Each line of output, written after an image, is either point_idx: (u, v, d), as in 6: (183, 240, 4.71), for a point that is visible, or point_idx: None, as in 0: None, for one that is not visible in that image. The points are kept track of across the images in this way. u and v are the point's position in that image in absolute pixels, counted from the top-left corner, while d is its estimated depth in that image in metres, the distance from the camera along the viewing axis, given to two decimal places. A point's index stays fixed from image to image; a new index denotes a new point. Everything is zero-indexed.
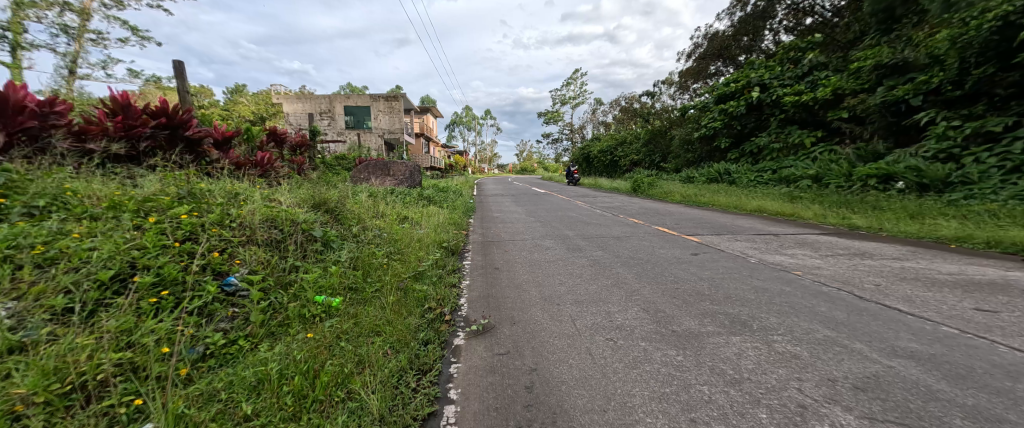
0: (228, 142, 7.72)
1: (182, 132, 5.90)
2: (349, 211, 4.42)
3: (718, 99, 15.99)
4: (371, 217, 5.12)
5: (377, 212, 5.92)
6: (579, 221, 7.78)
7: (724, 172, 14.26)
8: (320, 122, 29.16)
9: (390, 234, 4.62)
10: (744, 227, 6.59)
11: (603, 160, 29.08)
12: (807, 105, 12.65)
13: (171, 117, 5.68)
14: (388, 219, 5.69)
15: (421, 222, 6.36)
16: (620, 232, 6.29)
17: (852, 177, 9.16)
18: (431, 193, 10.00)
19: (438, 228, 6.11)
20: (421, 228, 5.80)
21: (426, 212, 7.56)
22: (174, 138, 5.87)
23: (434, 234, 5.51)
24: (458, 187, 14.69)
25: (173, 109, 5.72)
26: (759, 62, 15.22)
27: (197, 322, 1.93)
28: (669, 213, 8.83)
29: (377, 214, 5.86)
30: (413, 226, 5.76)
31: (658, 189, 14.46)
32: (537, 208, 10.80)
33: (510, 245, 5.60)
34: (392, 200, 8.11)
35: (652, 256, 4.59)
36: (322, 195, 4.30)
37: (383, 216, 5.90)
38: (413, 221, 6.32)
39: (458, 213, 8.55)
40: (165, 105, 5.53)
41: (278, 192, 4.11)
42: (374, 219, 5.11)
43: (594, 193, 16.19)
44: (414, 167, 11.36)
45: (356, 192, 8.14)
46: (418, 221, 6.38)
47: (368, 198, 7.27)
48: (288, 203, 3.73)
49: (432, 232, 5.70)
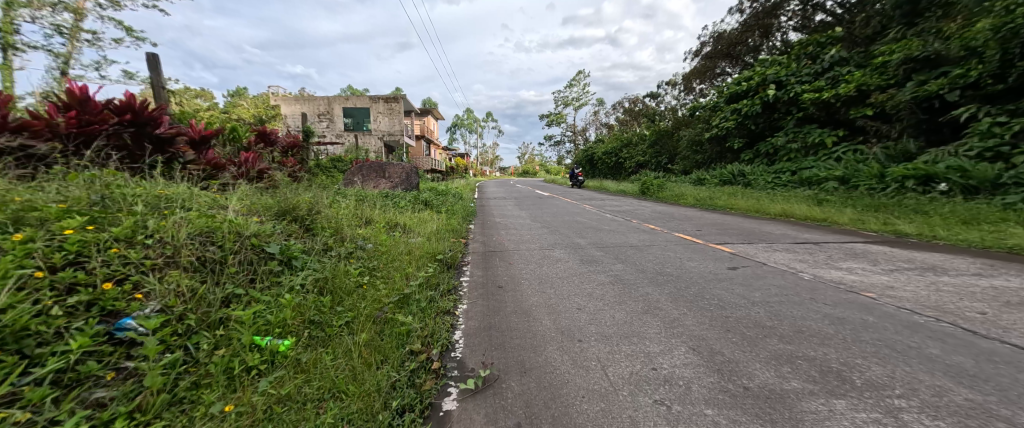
0: (207, 142, 7.18)
1: (150, 130, 5.31)
2: (327, 219, 3.79)
3: (729, 98, 15.31)
4: (354, 226, 4.47)
5: (363, 220, 5.26)
6: (589, 228, 7.08)
7: (738, 173, 13.58)
8: (320, 124, 28.72)
9: (375, 247, 3.93)
10: (776, 235, 5.87)
11: (607, 162, 28.46)
12: (828, 102, 11.92)
13: (137, 114, 5.09)
14: (376, 226, 5.06)
15: (417, 230, 5.72)
16: (637, 241, 5.60)
17: (885, 179, 8.43)
18: (428, 197, 9.37)
19: (433, 237, 5.44)
20: (414, 237, 5.16)
21: (422, 218, 6.90)
22: (142, 138, 5.28)
23: (428, 244, 4.84)
24: (459, 190, 14.09)
25: (140, 104, 5.11)
26: (772, 60, 14.52)
27: (43, 399, 1.27)
28: (687, 217, 8.12)
29: (364, 223, 5.21)
30: (405, 235, 5.11)
31: (669, 191, 13.80)
32: (542, 212, 10.14)
33: (515, 256, 4.91)
34: (384, 206, 7.45)
35: (683, 271, 3.89)
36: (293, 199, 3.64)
37: (372, 225, 5.26)
38: (408, 230, 5.66)
39: (458, 219, 7.90)
40: (130, 100, 4.93)
41: (239, 195, 3.47)
42: (356, 227, 4.47)
43: (600, 195, 15.52)
44: (412, 169, 10.72)
45: (344, 197, 7.48)
46: (411, 228, 5.74)
47: (359, 204, 6.63)
48: (245, 208, 3.05)
49: (428, 242, 5.05)
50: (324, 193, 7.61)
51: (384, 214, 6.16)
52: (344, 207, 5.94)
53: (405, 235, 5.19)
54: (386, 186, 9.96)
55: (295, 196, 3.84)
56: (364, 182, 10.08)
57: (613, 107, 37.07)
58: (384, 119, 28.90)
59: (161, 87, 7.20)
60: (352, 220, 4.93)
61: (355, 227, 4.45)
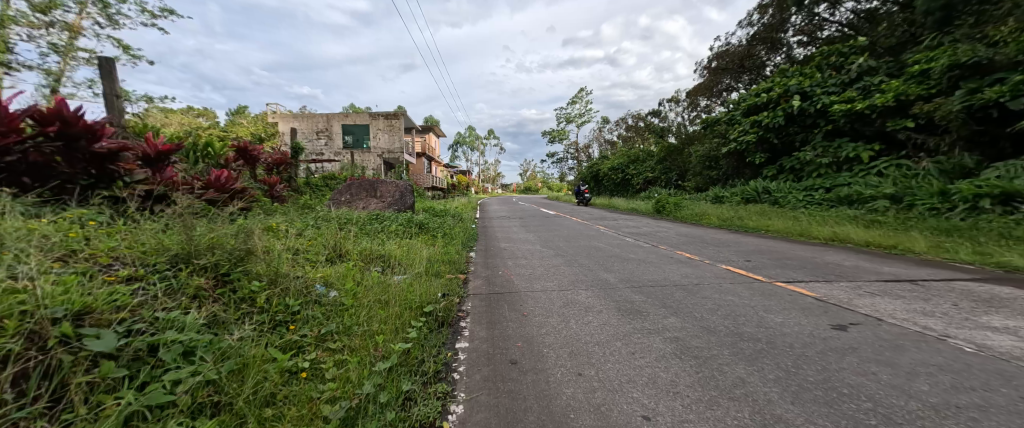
0: (163, 157, 6.17)
1: (84, 145, 4.24)
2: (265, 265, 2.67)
3: (747, 111, 14.32)
4: (310, 266, 3.34)
5: (330, 256, 4.11)
6: (613, 257, 5.92)
7: (763, 190, 12.42)
8: (318, 142, 27.95)
9: (336, 301, 2.82)
10: (850, 269, 4.73)
11: (613, 179, 27.43)
12: (862, 114, 10.76)
13: (67, 124, 4.04)
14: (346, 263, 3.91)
15: (403, 267, 4.54)
16: (681, 278, 4.46)
17: (949, 198, 7.31)
18: (423, 219, 8.30)
19: (422, 276, 4.26)
20: (396, 276, 3.98)
21: (412, 248, 5.75)
22: (74, 154, 4.22)
23: (414, 286, 3.70)
24: (459, 210, 12.98)
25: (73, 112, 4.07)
26: (793, 70, 13.50)
27: None
28: (723, 243, 6.99)
29: (334, 260, 4.07)
30: (384, 274, 3.95)
31: (688, 211, 12.64)
32: (552, 235, 9.01)
33: (529, 301, 3.76)
34: (366, 233, 6.30)
35: (772, 333, 2.73)
36: (212, 234, 2.53)
37: (344, 261, 4.12)
38: (390, 266, 4.48)
39: (456, 246, 6.76)
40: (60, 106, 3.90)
41: (125, 238, 2.37)
42: (315, 269, 3.34)
43: (611, 215, 14.45)
44: (406, 187, 9.67)
45: (318, 222, 6.36)
46: (396, 264, 4.58)
47: (334, 230, 5.50)
48: (108, 259, 1.99)
49: (414, 284, 3.88)
50: (294, 219, 6.47)
51: (362, 244, 5.00)
52: (311, 237, 4.81)
53: (383, 274, 4.03)
54: (377, 207, 8.91)
55: (222, 231, 2.75)
56: (352, 202, 9.03)
57: (616, 123, 36.30)
58: (383, 136, 28.11)
59: (115, 96, 6.26)
60: (313, 258, 3.79)
61: (313, 268, 3.32)
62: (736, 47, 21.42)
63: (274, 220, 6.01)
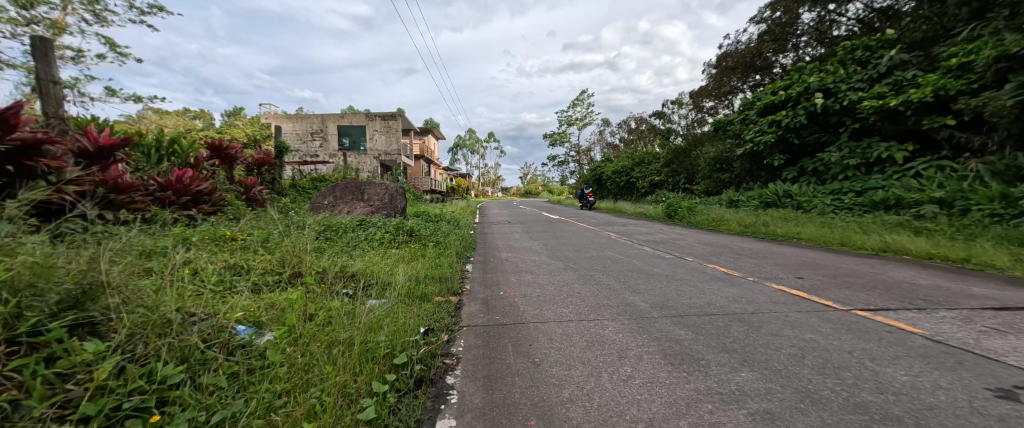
0: (108, 153, 5.57)
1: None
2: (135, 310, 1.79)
3: (763, 110, 13.39)
4: (237, 300, 2.46)
5: (281, 278, 3.21)
6: (636, 273, 5.01)
7: (785, 194, 11.48)
8: (313, 143, 27.04)
9: (254, 356, 1.93)
10: (937, 291, 3.81)
11: (617, 182, 26.48)
12: (896, 111, 9.70)
13: None
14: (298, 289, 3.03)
15: (377, 293, 3.64)
16: (731, 304, 3.54)
17: (1013, 202, 6.37)
18: (415, 225, 7.41)
19: (398, 305, 3.35)
20: (363, 306, 3.08)
21: (393, 264, 4.82)
22: None
23: (381, 323, 2.77)
24: (457, 214, 12.08)
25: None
26: (813, 65, 12.45)
27: None
28: (758, 254, 6.09)
29: (285, 285, 3.18)
30: (348, 303, 3.07)
31: (703, 216, 11.70)
32: (559, 243, 8.12)
33: (538, 340, 2.86)
34: (341, 245, 5.35)
35: (915, 408, 1.81)
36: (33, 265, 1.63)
37: (297, 285, 3.23)
38: (360, 291, 3.56)
39: (449, 258, 5.84)
40: None
41: None
42: (243, 305, 2.46)
43: (619, 219, 13.57)
44: (397, 189, 8.77)
45: (284, 232, 5.41)
46: (368, 288, 3.68)
47: (297, 242, 4.56)
48: None
49: (384, 318, 2.97)
50: (254, 228, 5.51)
51: (328, 259, 4.09)
52: (263, 252, 3.87)
53: (346, 302, 3.12)
54: (362, 211, 7.96)
55: (76, 260, 1.87)
56: (336, 205, 8.14)
57: (618, 125, 35.46)
58: (379, 138, 27.22)
59: (51, 82, 5.45)
60: (248, 290, 2.90)
61: (240, 304, 2.43)
62: (744, 46, 20.52)
63: (227, 229, 5.05)
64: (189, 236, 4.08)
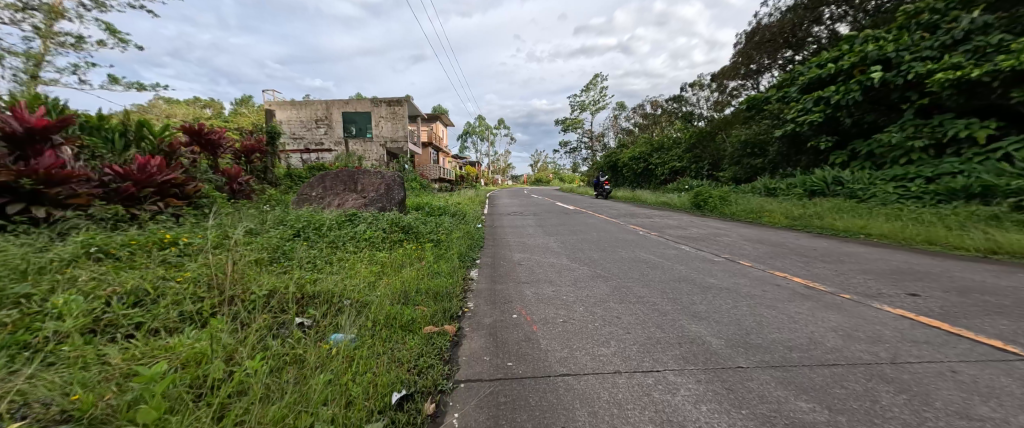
0: (44, 135, 4.65)
1: None
2: None
3: (805, 86, 11.87)
4: (75, 378, 1.47)
5: (196, 314, 2.22)
6: (686, 285, 3.91)
7: (835, 181, 10.17)
8: (317, 130, 26.19)
9: None
10: None
11: (633, 169, 25.11)
12: (979, 83, 8.18)
13: None
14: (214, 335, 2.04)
15: (342, 327, 2.67)
16: (850, 344, 2.42)
17: None
18: (412, 220, 6.40)
19: (367, 350, 2.34)
20: (311, 358, 2.09)
21: (377, 279, 3.85)
22: None
23: (326, 397, 1.76)
24: (464, 206, 11.07)
25: None
26: (866, 33, 10.84)
27: None
28: (830, 258, 4.92)
29: (201, 323, 2.19)
30: (288, 356, 2.09)
31: (740, 206, 10.48)
32: (579, 240, 7.03)
33: (575, 419, 1.79)
34: (316, 251, 4.40)
35: None
36: None
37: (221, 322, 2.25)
38: (317, 327, 2.56)
39: (449, 262, 4.82)
40: None
41: None
42: (87, 385, 1.47)
43: (642, 210, 12.36)
44: (394, 179, 7.75)
45: (247, 235, 4.47)
46: (331, 318, 2.71)
47: (253, 252, 3.58)
48: None
49: (338, 380, 1.98)
50: (212, 230, 4.57)
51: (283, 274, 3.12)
52: (187, 269, 2.84)
53: (286, 352, 2.14)
54: (354, 204, 6.99)
55: None
56: (325, 197, 7.19)
57: (633, 110, 33.90)
58: (386, 125, 26.27)
59: None
60: (132, 343, 1.91)
61: (77, 385, 1.44)
62: (777, 19, 18.77)
63: (170, 232, 4.06)
64: (102, 243, 3.10)
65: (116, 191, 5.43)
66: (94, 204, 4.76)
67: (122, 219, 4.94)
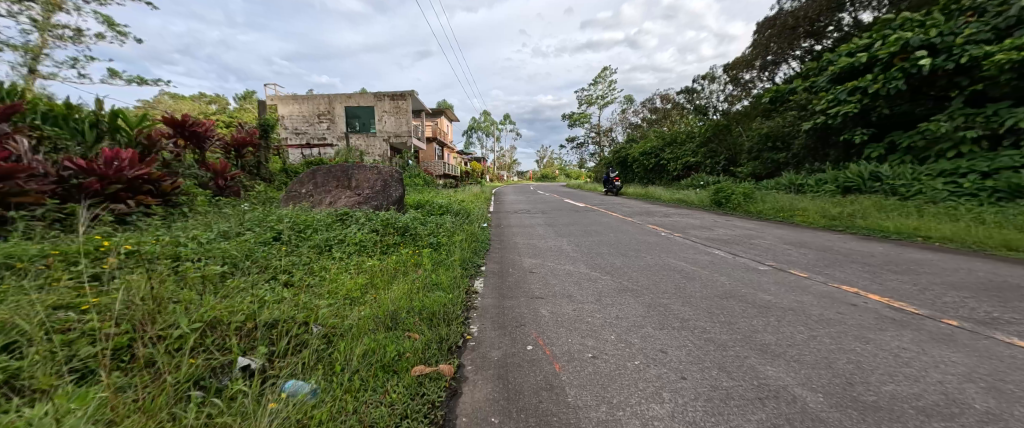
0: None
1: None
2: None
3: (836, 76, 10.98)
4: None
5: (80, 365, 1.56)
6: (739, 303, 3.19)
7: (873, 176, 9.39)
8: (320, 125, 25.59)
9: None
10: None
11: (644, 165, 24.28)
12: None
13: None
14: (93, 408, 1.39)
15: (303, 373, 2.00)
16: (1011, 407, 1.70)
17: None
18: (411, 220, 5.73)
19: (327, 410, 1.68)
20: None
21: (362, 298, 3.19)
22: None
23: None
24: (469, 203, 10.42)
25: None
26: (902, 16, 9.70)
27: None
28: (898, 268, 4.17)
29: (84, 381, 1.53)
30: None
31: (768, 203, 9.72)
32: (595, 242, 6.34)
33: None
34: (292, 261, 3.75)
35: None
36: None
37: (121, 378, 1.60)
38: (266, 374, 1.89)
39: (451, 271, 4.16)
40: None
41: None
42: None
43: (658, 208, 11.61)
44: (393, 174, 7.08)
45: (214, 241, 3.84)
46: (289, 358, 2.04)
47: (210, 265, 2.96)
48: None
49: None
50: (177, 235, 3.96)
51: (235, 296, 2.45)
52: (105, 289, 2.21)
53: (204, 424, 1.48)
54: (348, 202, 6.35)
55: None
56: (317, 194, 6.56)
57: (642, 104, 32.98)
58: (389, 119, 25.65)
59: None
60: None
61: None
62: (797, 6, 17.75)
63: (119, 238, 3.44)
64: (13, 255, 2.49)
65: (78, 188, 4.83)
66: (44, 203, 4.14)
67: (81, 220, 4.34)
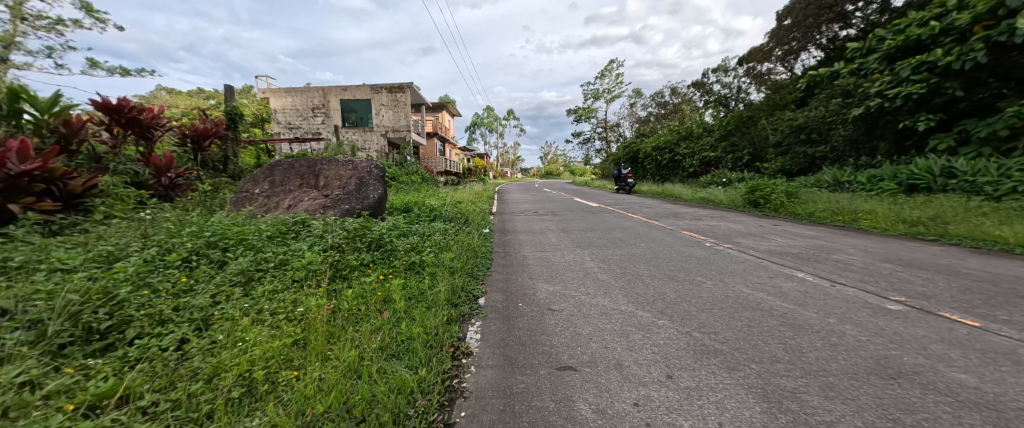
0: None
1: None
2: None
3: (890, 55, 9.48)
4: None
5: None
6: (931, 397, 1.79)
7: (945, 172, 7.97)
8: (314, 119, 24.24)
9: None
10: None
11: (657, 161, 22.75)
12: None
13: None
14: None
15: None
16: None
17: None
18: (387, 231, 4.37)
19: None
20: None
21: (265, 387, 1.83)
22: None
23: None
24: (468, 205, 9.02)
25: None
26: None
27: None
28: None
29: None
30: None
31: (819, 204, 8.33)
32: (627, 257, 4.92)
33: None
34: (181, 310, 2.42)
35: None
36: None
37: None
38: None
39: (433, 313, 2.81)
40: None
41: None
42: None
43: (684, 209, 10.20)
44: (373, 171, 5.69)
45: (65, 276, 2.51)
46: None
47: None
48: None
49: None
50: (17, 268, 2.65)
51: None
52: None
53: None
54: (310, 206, 4.98)
55: None
56: (275, 196, 5.20)
57: (651, 97, 31.32)
58: (387, 113, 24.30)
59: None
60: None
61: None
62: None
63: None
64: None
65: None
66: None
67: None
